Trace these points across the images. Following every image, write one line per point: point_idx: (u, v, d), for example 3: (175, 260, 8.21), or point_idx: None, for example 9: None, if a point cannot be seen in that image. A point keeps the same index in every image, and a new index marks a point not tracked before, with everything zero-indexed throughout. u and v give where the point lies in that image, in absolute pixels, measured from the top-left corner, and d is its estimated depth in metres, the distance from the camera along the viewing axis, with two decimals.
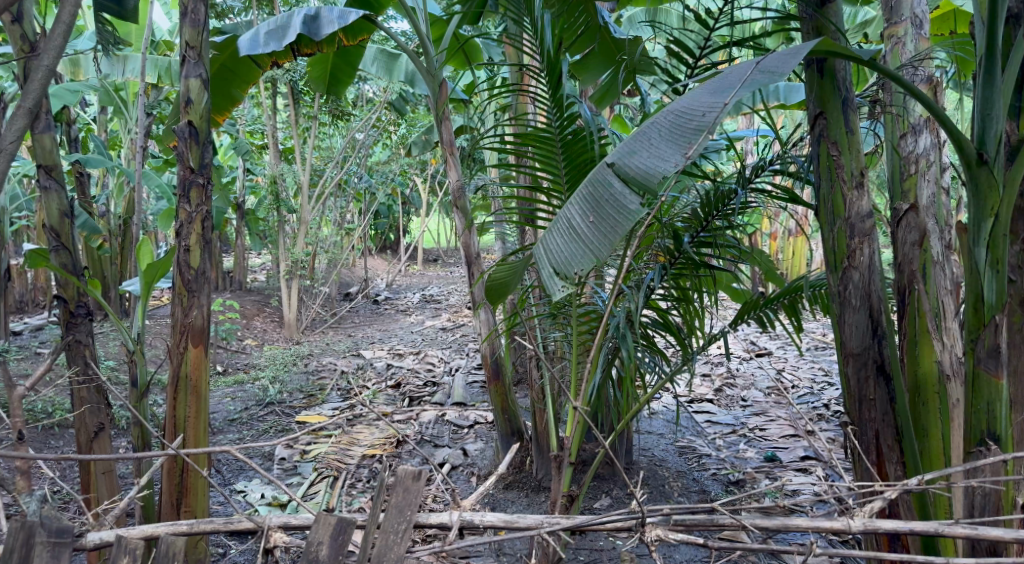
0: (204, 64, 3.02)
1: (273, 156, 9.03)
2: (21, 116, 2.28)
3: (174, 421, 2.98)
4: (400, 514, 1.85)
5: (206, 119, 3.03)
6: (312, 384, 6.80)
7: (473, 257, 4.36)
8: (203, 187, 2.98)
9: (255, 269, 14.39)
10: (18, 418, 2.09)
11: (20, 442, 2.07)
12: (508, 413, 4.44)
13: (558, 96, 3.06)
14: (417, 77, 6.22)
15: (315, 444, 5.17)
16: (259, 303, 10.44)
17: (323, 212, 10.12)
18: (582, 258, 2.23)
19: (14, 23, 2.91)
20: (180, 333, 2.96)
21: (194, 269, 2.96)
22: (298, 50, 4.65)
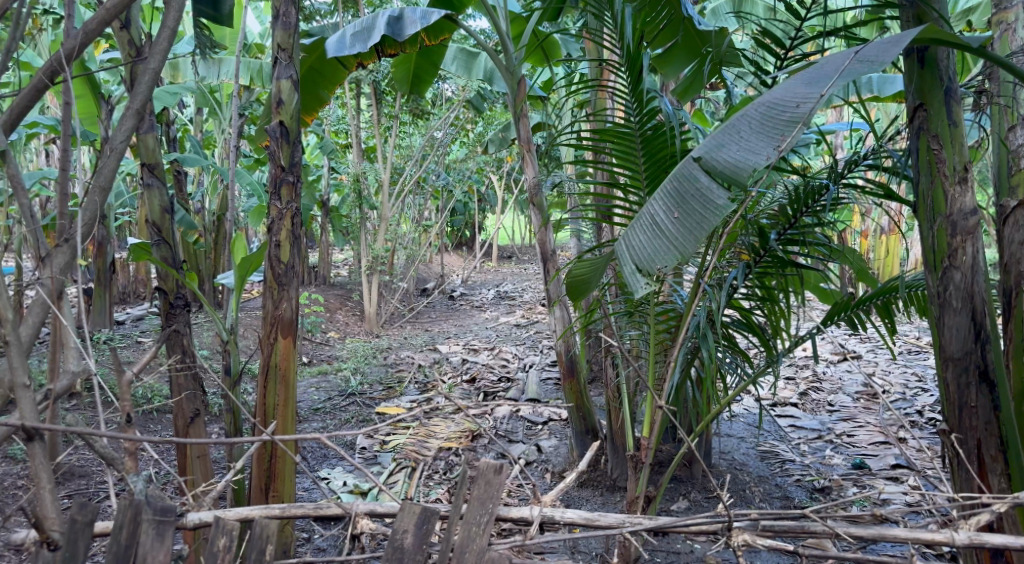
0: (294, 66, 3.12)
1: (354, 155, 9.24)
2: (129, 117, 2.41)
3: (264, 408, 3.09)
4: (482, 506, 1.86)
5: (296, 119, 3.13)
6: (390, 378, 6.95)
7: (548, 254, 4.35)
8: (292, 185, 3.08)
9: (337, 264, 14.81)
10: (127, 402, 2.21)
11: (128, 425, 2.19)
12: (583, 411, 4.43)
13: (638, 91, 3.02)
14: (496, 75, 6.23)
15: (394, 435, 5.28)
16: (341, 298, 10.72)
17: (402, 209, 10.32)
18: (666, 254, 2.19)
19: (123, 29, 3.08)
20: (271, 324, 3.07)
21: (284, 263, 3.07)
22: (382, 51, 4.73)
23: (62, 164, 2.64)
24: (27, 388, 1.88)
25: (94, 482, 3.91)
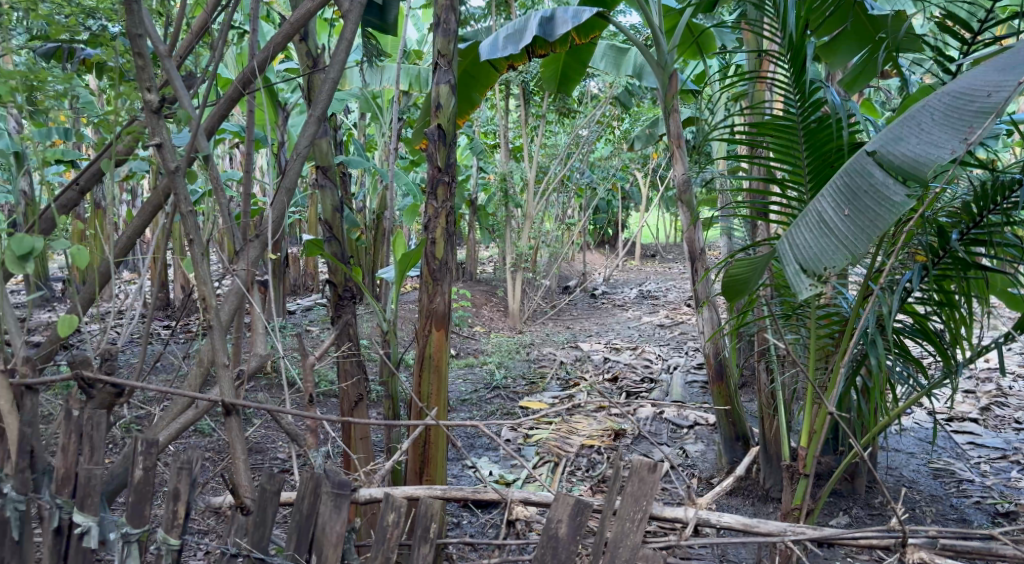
0: (453, 70, 3.24)
1: (503, 155, 9.44)
2: (311, 124, 2.60)
3: (419, 397, 3.25)
4: (636, 503, 1.84)
5: (453, 122, 3.25)
6: (533, 373, 7.06)
7: (697, 253, 4.25)
8: (448, 185, 3.20)
9: (483, 261, 15.22)
10: (309, 384, 2.41)
11: (310, 404, 2.38)
12: (732, 416, 4.30)
13: (801, 82, 2.88)
14: (646, 70, 6.15)
15: (538, 430, 5.36)
16: (487, 294, 10.99)
17: (547, 207, 10.44)
18: (834, 253, 2.09)
19: (301, 42, 3.32)
20: (425, 317, 3.21)
21: (439, 260, 3.19)
22: (533, 52, 4.80)
23: (249, 167, 2.89)
24: (226, 366, 2.06)
25: (270, 458, 4.26)
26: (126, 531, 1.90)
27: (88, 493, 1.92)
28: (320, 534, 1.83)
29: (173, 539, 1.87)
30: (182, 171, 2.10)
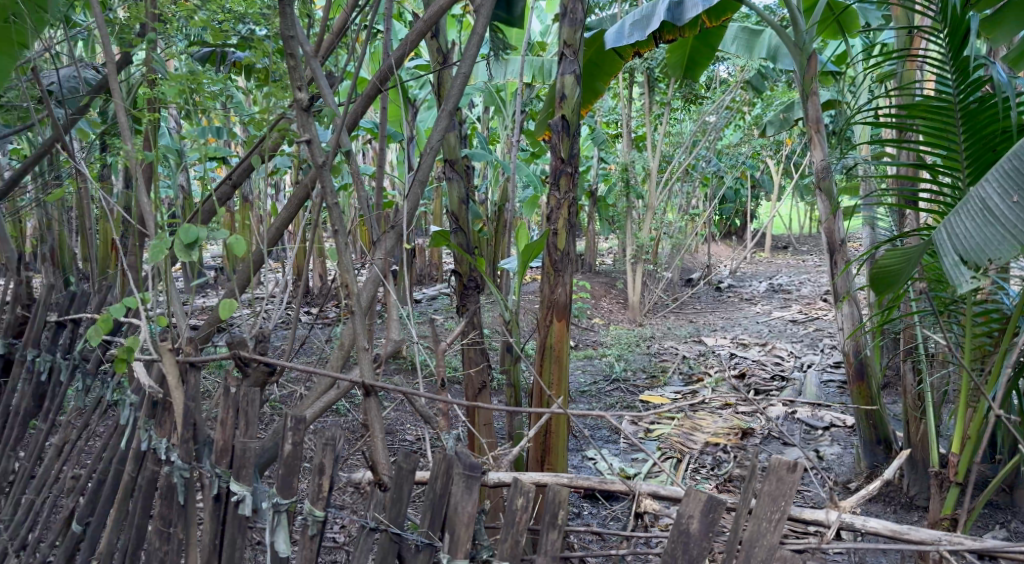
0: (579, 61, 3.22)
1: (624, 144, 9.30)
2: (443, 119, 2.67)
3: (541, 385, 3.27)
4: (773, 502, 1.71)
5: (579, 112, 3.23)
6: (655, 366, 6.95)
7: (836, 245, 4.04)
8: (570, 175, 3.19)
9: (603, 253, 15.14)
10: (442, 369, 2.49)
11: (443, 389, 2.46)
12: (873, 419, 4.07)
13: (959, 59, 2.67)
14: (782, 52, 5.90)
15: (659, 424, 5.28)
16: (606, 286, 10.92)
17: (670, 197, 10.23)
18: (1000, 243, 1.93)
19: (432, 38, 3.41)
20: (547, 307, 3.22)
21: (560, 250, 3.18)
22: (660, 38, 4.70)
23: (382, 161, 3.00)
24: (366, 349, 2.14)
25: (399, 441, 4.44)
26: (276, 500, 2.02)
27: (244, 464, 2.06)
28: (453, 513, 1.78)
29: (318, 510, 1.97)
30: (329, 165, 2.19)
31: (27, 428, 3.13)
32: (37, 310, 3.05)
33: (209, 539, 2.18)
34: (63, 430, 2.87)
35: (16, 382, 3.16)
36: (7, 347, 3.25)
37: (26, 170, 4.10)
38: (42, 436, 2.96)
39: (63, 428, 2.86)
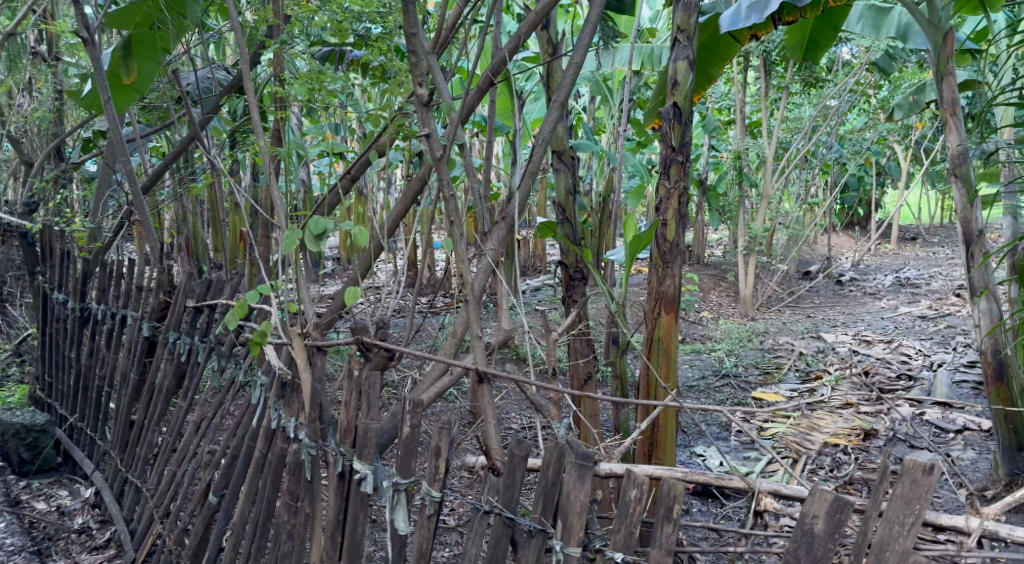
0: (692, 46, 3.12)
1: (738, 131, 8.99)
2: (555, 110, 2.68)
3: (648, 381, 3.17)
4: (907, 506, 1.61)
5: (691, 100, 3.13)
6: (769, 362, 6.71)
7: (974, 235, 3.76)
8: (682, 164, 3.09)
9: (713, 244, 14.75)
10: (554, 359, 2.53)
11: (553, 378, 2.52)
12: (1013, 424, 3.79)
13: None
14: (913, 29, 5.57)
15: (774, 423, 5.10)
16: (716, 278, 10.63)
17: (786, 186, 9.84)
18: None
19: (543, 29, 3.39)
20: (655, 300, 3.12)
21: (670, 241, 3.08)
22: (779, 19, 4.51)
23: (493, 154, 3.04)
24: (480, 337, 2.18)
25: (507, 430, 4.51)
26: (395, 480, 2.10)
27: (366, 443, 2.16)
28: (566, 500, 1.79)
29: (435, 491, 2.03)
30: (446, 158, 2.23)
31: (169, 406, 3.39)
32: (178, 297, 3.29)
33: (334, 514, 2.30)
34: (201, 408, 3.09)
35: (160, 363, 3.42)
36: (152, 330, 3.52)
37: (167, 166, 4.42)
38: (182, 413, 3.19)
39: (200, 406, 3.08)
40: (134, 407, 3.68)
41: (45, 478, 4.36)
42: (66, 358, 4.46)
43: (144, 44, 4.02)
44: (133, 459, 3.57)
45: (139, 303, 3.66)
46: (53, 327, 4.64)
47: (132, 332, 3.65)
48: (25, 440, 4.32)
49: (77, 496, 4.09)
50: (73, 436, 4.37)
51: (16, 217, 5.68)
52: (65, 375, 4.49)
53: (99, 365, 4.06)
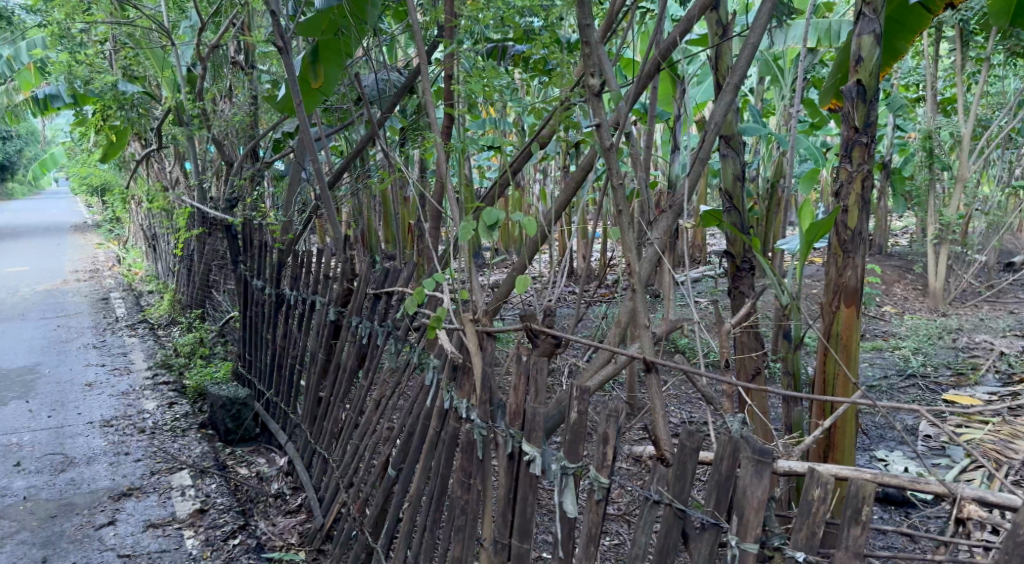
0: (879, 18, 2.84)
1: (928, 110, 8.24)
2: (727, 94, 2.60)
3: (823, 379, 2.91)
4: None
5: (877, 76, 2.87)
6: (963, 362, 6.13)
7: None
8: (866, 145, 2.86)
9: (897, 233, 13.65)
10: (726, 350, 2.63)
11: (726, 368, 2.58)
12: None
13: None
14: None
15: (969, 429, 4.66)
16: (900, 269, 9.83)
17: (985, 169, 8.90)
18: None
19: (712, 10, 3.16)
20: (834, 291, 2.87)
21: (851, 229, 2.86)
22: None
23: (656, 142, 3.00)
24: (647, 326, 2.12)
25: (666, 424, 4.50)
26: (563, 464, 2.12)
27: (534, 427, 2.21)
28: (741, 496, 1.73)
29: (603, 478, 2.03)
30: (616, 147, 2.22)
31: (352, 384, 3.64)
32: (360, 283, 3.52)
33: (504, 494, 2.37)
34: (380, 387, 3.28)
35: (344, 344, 3.68)
36: (337, 314, 3.79)
37: (348, 164, 4.72)
38: (364, 391, 3.41)
39: (380, 385, 3.28)
40: (321, 385, 3.98)
41: (246, 446, 4.83)
42: (263, 339, 4.91)
43: (331, 50, 4.37)
44: (320, 433, 3.87)
45: (326, 289, 3.95)
46: (253, 311, 5.12)
47: (320, 316, 3.95)
48: (230, 411, 4.79)
49: (273, 464, 4.50)
50: (269, 409, 4.80)
51: (220, 212, 6.30)
52: (262, 354, 4.94)
53: (292, 345, 4.43)
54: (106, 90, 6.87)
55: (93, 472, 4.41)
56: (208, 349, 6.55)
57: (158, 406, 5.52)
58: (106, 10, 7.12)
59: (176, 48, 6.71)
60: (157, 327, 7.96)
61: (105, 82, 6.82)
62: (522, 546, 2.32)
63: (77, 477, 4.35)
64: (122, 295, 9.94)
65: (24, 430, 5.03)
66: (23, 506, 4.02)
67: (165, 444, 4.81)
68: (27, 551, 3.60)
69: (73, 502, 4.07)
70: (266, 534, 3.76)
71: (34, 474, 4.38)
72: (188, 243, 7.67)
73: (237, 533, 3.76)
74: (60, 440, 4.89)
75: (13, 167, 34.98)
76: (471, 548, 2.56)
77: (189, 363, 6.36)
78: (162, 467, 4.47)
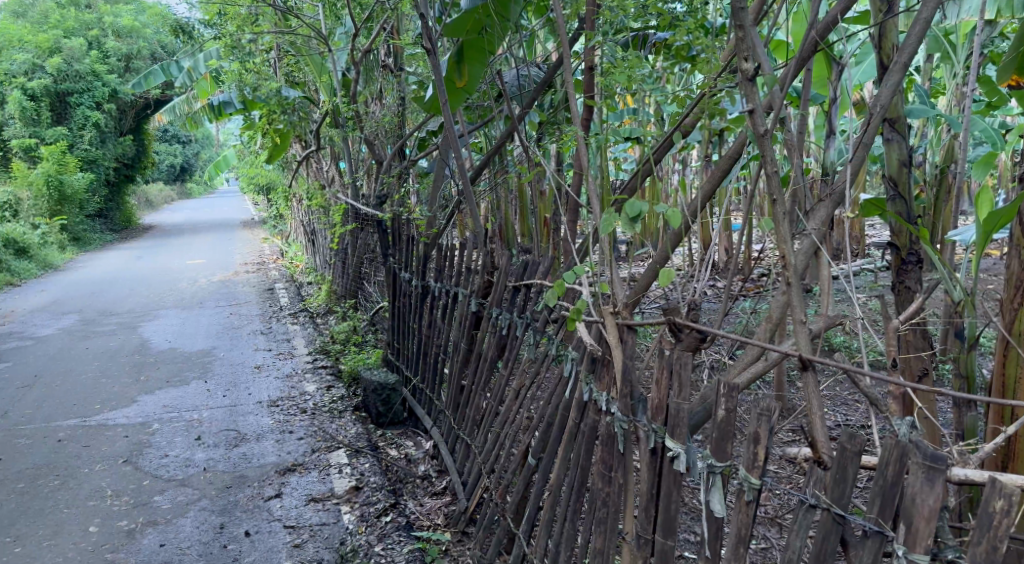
0: None
1: None
2: (895, 73, 2.41)
3: (1002, 384, 2.58)
4: None
5: None
6: None
7: None
8: None
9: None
10: (893, 348, 2.49)
11: (893, 370, 2.45)
12: None
13: None
14: None
15: None
16: None
17: None
18: None
19: None
20: (1016, 286, 2.55)
21: None
22: None
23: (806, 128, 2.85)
24: (802, 323, 2.02)
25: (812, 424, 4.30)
26: (710, 462, 2.06)
27: (678, 423, 2.17)
28: (908, 505, 1.62)
29: (754, 479, 1.96)
30: (771, 134, 2.13)
31: (494, 373, 3.72)
32: (500, 275, 3.58)
33: (647, 489, 2.34)
34: (521, 377, 3.33)
35: (486, 334, 3.77)
36: (478, 306, 3.88)
37: (489, 160, 4.77)
38: (505, 380, 3.48)
39: (520, 375, 3.33)
40: (464, 373, 4.10)
41: (395, 429, 5.06)
42: (411, 328, 5.11)
43: (474, 48, 4.45)
44: (463, 419, 3.98)
45: (468, 282, 4.05)
46: (401, 302, 5.35)
47: (462, 307, 4.07)
48: (381, 395, 5.04)
49: (420, 447, 4.68)
50: (416, 395, 5.00)
51: (372, 208, 6.61)
52: (409, 342, 5.15)
53: (436, 335, 4.58)
54: (271, 96, 7.38)
55: (262, 448, 4.78)
56: (361, 336, 6.92)
57: (317, 388, 5.90)
58: (270, 22, 7.64)
59: (333, 53, 7.09)
60: (316, 316, 8.50)
61: (270, 88, 7.33)
62: (666, 542, 2.28)
63: (249, 452, 4.72)
64: (285, 286, 10.70)
65: (203, 407, 5.53)
66: (203, 475, 4.42)
67: (324, 425, 5.14)
68: (207, 517, 3.95)
69: (246, 474, 4.42)
70: (414, 514, 3.93)
71: (212, 448, 4.80)
72: (343, 237, 8.12)
73: (388, 511, 3.94)
74: (234, 417, 5.33)
75: (191, 168, 38.41)
76: (613, 539, 2.55)
77: (344, 350, 6.76)
78: (322, 445, 4.78)
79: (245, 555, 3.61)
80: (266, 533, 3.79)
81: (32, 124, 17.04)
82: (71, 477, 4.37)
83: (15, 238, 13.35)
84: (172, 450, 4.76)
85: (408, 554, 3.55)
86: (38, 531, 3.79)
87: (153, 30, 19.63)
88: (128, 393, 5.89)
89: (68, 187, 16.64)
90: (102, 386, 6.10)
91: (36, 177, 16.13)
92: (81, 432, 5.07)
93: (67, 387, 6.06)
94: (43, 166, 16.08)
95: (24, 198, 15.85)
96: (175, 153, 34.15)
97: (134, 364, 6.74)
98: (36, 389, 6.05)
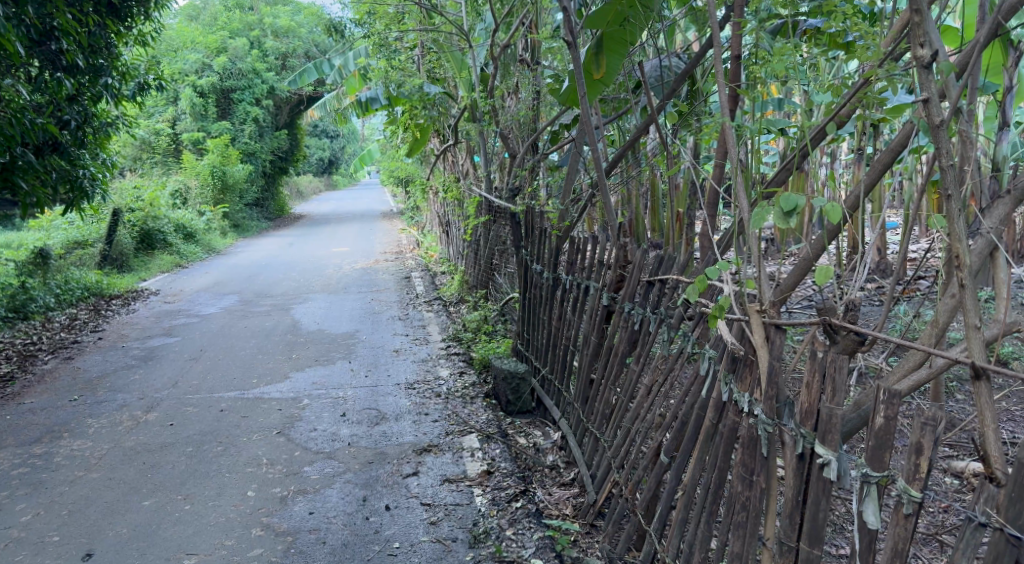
0: None
1: None
2: None
3: None
4: None
5: None
6: None
7: None
8: None
9: None
10: None
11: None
12: None
13: None
14: None
15: None
16: None
17: None
18: None
19: None
20: None
21: None
22: None
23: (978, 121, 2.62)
24: (979, 329, 1.87)
25: (968, 439, 3.99)
26: (866, 471, 1.96)
27: (830, 429, 2.07)
28: None
29: (915, 491, 1.85)
30: (947, 125, 1.99)
31: (624, 368, 3.69)
32: (633, 269, 3.53)
33: (792, 495, 2.25)
34: (653, 373, 3.28)
35: (618, 328, 3.74)
36: (610, 299, 3.86)
37: (624, 153, 4.65)
38: (636, 376, 3.44)
39: (653, 372, 3.28)
40: (594, 366, 4.08)
41: (524, 417, 5.14)
42: (541, 319, 5.16)
43: (616, 40, 4.41)
44: (592, 413, 3.98)
45: (600, 276, 4.04)
46: (532, 293, 5.41)
47: (594, 300, 4.05)
48: (511, 384, 5.14)
49: (548, 437, 4.74)
50: (545, 386, 5.04)
51: (505, 201, 6.73)
52: (539, 331, 5.21)
53: (566, 326, 4.59)
54: (414, 93, 7.55)
55: (400, 427, 4.99)
56: (492, 326, 7.08)
57: (450, 373, 6.10)
58: (416, 19, 7.97)
59: (473, 49, 7.22)
60: (449, 304, 8.77)
61: (413, 85, 7.57)
62: (812, 551, 2.19)
63: (389, 431, 4.94)
64: (422, 274, 11.09)
65: (348, 386, 5.84)
66: (348, 450, 4.66)
67: (457, 409, 5.29)
68: (351, 489, 4.17)
69: (386, 452, 4.63)
70: (543, 502, 3.97)
71: (356, 425, 5.06)
72: (477, 229, 8.32)
73: (518, 497, 4.01)
74: (375, 397, 5.59)
75: (337, 162, 40.42)
76: (753, 545, 2.46)
77: (476, 338, 6.94)
78: (455, 428, 4.94)
79: (385, 528, 3.79)
80: (405, 509, 3.96)
81: (200, 119, 18.54)
82: (232, 445, 4.74)
83: (184, 223, 14.59)
84: (319, 425, 5.06)
85: (539, 541, 3.60)
86: (203, 491, 4.14)
87: (308, 29, 20.76)
88: (281, 370, 6.32)
89: (230, 177, 17.99)
90: (258, 361, 6.57)
91: (202, 167, 17.56)
92: (241, 404, 5.49)
93: (228, 361, 6.57)
94: (208, 158, 17.49)
95: (192, 186, 17.34)
96: (324, 146, 36.19)
97: (287, 342, 7.23)
98: (202, 361, 6.61)
